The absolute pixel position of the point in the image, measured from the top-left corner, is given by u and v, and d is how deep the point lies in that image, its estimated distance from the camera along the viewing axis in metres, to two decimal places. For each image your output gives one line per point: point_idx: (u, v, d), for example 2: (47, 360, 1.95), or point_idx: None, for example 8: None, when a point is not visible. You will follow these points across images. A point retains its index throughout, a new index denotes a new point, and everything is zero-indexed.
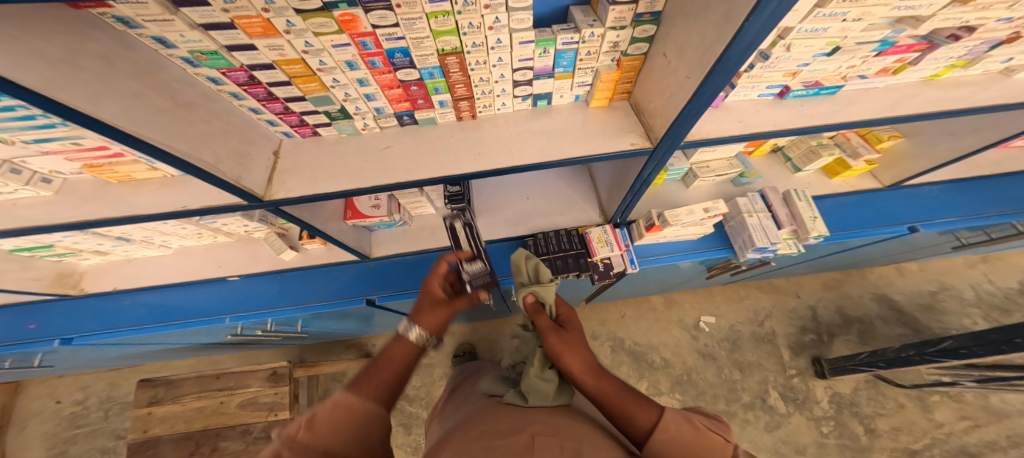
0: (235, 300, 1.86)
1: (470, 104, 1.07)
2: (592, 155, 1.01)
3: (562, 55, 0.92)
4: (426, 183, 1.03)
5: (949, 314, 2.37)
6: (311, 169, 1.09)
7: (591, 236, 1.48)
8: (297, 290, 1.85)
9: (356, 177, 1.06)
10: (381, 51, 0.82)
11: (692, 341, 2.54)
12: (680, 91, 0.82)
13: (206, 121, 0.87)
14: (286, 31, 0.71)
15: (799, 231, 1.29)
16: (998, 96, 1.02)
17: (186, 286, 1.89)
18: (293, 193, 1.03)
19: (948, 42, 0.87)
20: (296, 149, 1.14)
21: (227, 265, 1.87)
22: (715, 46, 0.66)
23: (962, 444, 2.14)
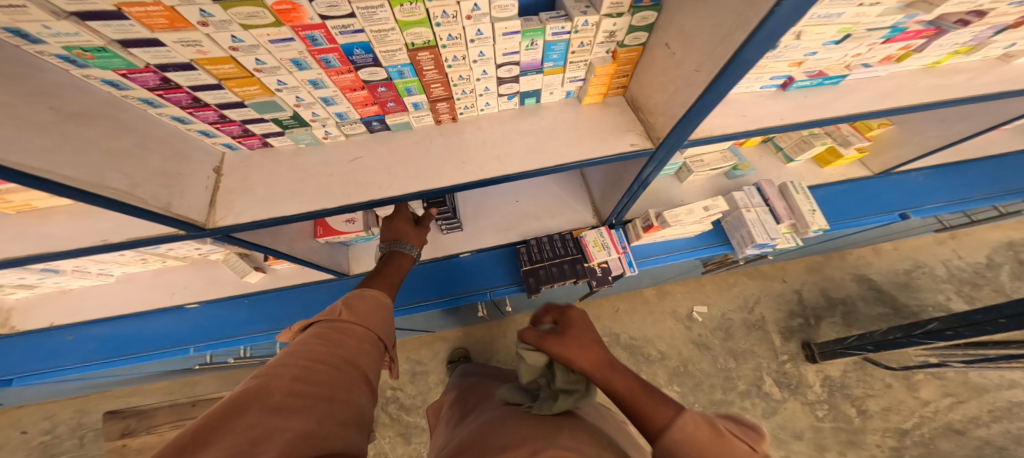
0: (197, 330, 1.62)
1: (450, 106, 0.94)
2: (587, 159, 0.89)
3: (552, 48, 0.80)
4: (403, 199, 0.89)
5: (924, 291, 2.34)
6: (265, 187, 0.92)
7: (586, 240, 1.38)
8: (270, 314, 1.61)
9: (320, 195, 0.89)
10: (334, 47, 0.69)
11: (686, 332, 2.51)
12: (687, 87, 0.69)
13: (114, 135, 0.71)
14: (200, 22, 0.58)
15: (798, 224, 1.19)
16: (998, 82, 0.97)
17: (139, 316, 1.63)
18: (244, 217, 0.86)
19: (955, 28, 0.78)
20: (246, 164, 0.98)
21: (181, 293, 1.61)
22: (733, 36, 0.55)
23: (948, 421, 2.23)
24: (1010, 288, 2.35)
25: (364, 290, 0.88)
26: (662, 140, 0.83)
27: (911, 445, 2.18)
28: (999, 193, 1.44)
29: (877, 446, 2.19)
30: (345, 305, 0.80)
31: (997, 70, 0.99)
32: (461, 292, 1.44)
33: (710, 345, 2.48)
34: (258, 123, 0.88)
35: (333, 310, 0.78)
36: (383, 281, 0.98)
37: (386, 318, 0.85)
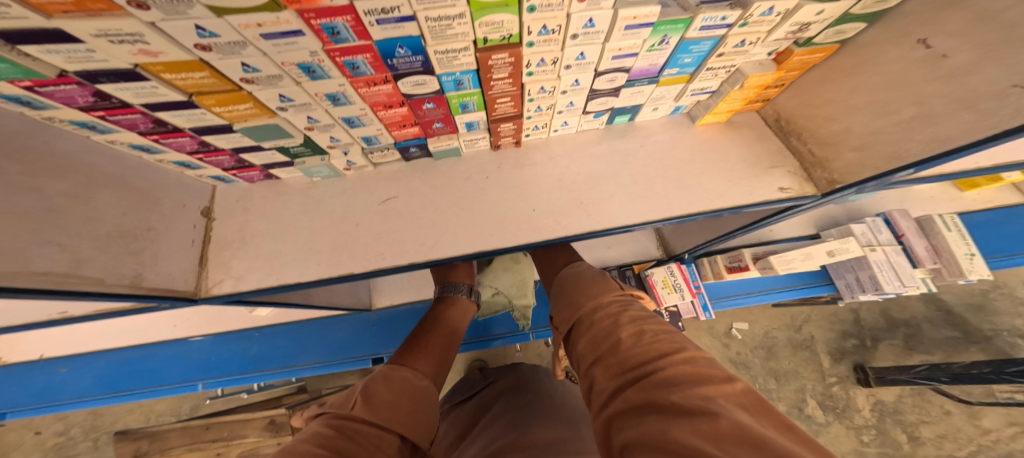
0: (205, 369, 1.04)
1: (516, 127, 0.67)
2: (718, 207, 0.64)
3: (687, 48, 0.52)
4: (457, 259, 0.65)
5: (1002, 315, 2.12)
6: (267, 235, 0.66)
7: (652, 280, 1.11)
8: (274, 352, 1.07)
9: (344, 256, 0.64)
10: (368, 42, 0.42)
11: (723, 350, 2.24)
12: (968, 113, 0.44)
13: (44, 179, 0.43)
14: (134, 2, 0.32)
15: (948, 269, 0.96)
16: None
17: (123, 345, 1.04)
18: (246, 283, 0.63)
19: None
20: (244, 204, 0.69)
21: (184, 325, 1.05)
22: None
23: (1007, 450, 2.07)
24: None
25: (393, 370, 0.67)
26: (837, 189, 0.61)
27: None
28: None
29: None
30: (364, 394, 0.59)
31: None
32: (491, 336, 1.30)
33: (749, 364, 2.22)
34: (256, 153, 0.61)
35: (348, 400, 0.58)
36: (424, 355, 0.76)
37: (419, 413, 0.61)
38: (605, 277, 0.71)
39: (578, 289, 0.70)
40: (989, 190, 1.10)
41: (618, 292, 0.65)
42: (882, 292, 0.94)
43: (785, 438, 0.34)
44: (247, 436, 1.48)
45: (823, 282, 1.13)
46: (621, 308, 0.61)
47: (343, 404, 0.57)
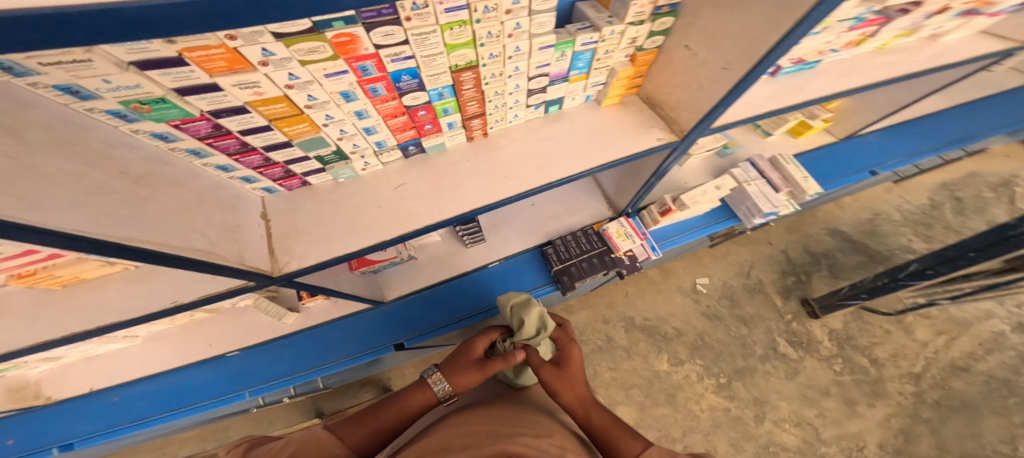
0: (247, 378, 1.41)
1: (482, 121, 0.95)
2: (626, 155, 0.98)
3: (579, 57, 0.87)
4: (455, 220, 0.89)
5: (889, 236, 2.78)
6: (317, 228, 0.84)
7: (609, 232, 1.50)
8: (311, 350, 1.45)
9: (377, 230, 0.85)
10: (383, 74, 0.65)
11: (694, 305, 2.68)
12: (716, 83, 0.80)
13: (177, 191, 0.64)
14: (260, 62, 0.51)
15: (795, 191, 1.39)
16: (957, 52, 1.05)
17: (174, 372, 1.38)
18: (308, 260, 0.79)
19: (899, 15, 0.86)
20: (290, 206, 0.87)
21: (218, 343, 1.34)
22: (765, 36, 0.63)
23: (949, 359, 2.54)
24: (955, 223, 2.82)
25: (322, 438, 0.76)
26: (686, 135, 0.96)
27: (927, 387, 2.45)
28: (945, 143, 1.55)
29: (900, 393, 2.43)
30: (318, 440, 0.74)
31: (930, 49, 1.05)
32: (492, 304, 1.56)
33: (720, 313, 2.67)
34: (300, 162, 0.79)
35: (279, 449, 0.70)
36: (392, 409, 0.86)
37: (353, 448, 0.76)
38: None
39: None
40: (814, 135, 1.59)
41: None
42: (763, 213, 1.37)
43: None
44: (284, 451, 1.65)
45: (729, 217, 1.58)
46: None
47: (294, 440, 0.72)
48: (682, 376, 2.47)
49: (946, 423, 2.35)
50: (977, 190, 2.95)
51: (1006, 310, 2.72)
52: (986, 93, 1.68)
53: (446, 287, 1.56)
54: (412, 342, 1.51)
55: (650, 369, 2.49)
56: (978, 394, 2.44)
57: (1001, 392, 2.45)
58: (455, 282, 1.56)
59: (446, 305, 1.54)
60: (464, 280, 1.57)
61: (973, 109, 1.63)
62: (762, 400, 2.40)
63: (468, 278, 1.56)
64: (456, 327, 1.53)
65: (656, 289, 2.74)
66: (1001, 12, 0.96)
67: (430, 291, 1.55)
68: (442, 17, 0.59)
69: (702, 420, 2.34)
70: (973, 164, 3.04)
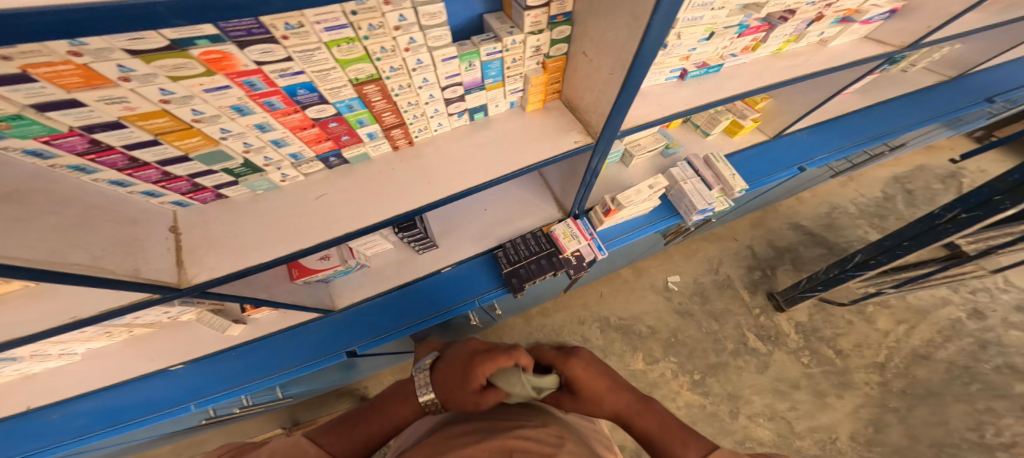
0: (194, 390, 1.39)
1: (404, 131, 0.97)
2: (541, 161, 1.03)
3: (488, 66, 0.91)
4: (378, 226, 0.92)
5: (846, 229, 2.87)
6: (230, 240, 0.85)
7: (556, 234, 1.53)
8: (262, 360, 1.44)
9: (297, 238, 0.87)
10: (276, 88, 0.64)
11: (667, 302, 2.73)
12: (608, 88, 0.85)
13: (59, 207, 0.61)
14: (121, 78, 0.49)
15: (726, 188, 1.47)
16: (845, 55, 1.15)
17: (116, 387, 1.35)
18: (219, 271, 0.79)
19: (780, 22, 0.99)
20: (201, 219, 0.87)
21: (162, 357, 1.31)
22: (629, 44, 0.71)
23: (911, 347, 2.62)
24: (907, 214, 2.90)
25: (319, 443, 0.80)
26: (599, 135, 1.02)
27: (892, 377, 2.52)
28: (868, 138, 1.64)
29: (866, 383, 2.49)
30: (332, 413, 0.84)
31: (822, 51, 1.14)
32: (446, 308, 1.57)
33: (691, 310, 2.72)
34: (208, 176, 0.77)
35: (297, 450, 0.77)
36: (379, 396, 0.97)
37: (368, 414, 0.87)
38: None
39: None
40: (748, 134, 1.66)
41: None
42: (698, 209, 1.43)
43: None
44: None
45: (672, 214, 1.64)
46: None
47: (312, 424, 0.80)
48: (657, 374, 2.49)
49: (913, 411, 2.41)
50: (927, 182, 3.03)
51: (960, 297, 2.83)
52: (907, 90, 1.78)
53: (400, 294, 1.56)
54: (365, 348, 1.52)
55: (626, 368, 2.50)
56: (942, 381, 2.51)
57: (964, 379, 2.52)
58: (411, 287, 1.57)
59: (401, 311, 1.55)
60: (419, 286, 1.58)
61: (893, 106, 1.73)
62: (736, 394, 2.43)
63: (422, 283, 1.57)
64: (412, 330, 1.56)
65: (627, 289, 2.79)
66: (872, 20, 1.08)
67: (384, 298, 1.55)
68: (323, 35, 0.59)
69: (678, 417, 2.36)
70: (921, 157, 3.14)
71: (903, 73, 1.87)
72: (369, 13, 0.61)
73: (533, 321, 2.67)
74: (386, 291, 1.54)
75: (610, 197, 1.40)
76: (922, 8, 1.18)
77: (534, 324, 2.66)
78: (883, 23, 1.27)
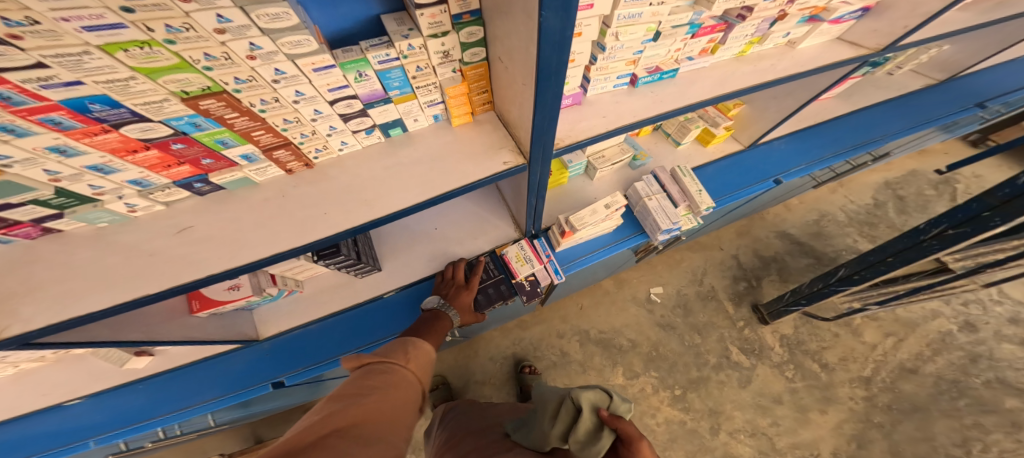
0: (94, 427, 1.26)
1: (293, 152, 0.85)
2: (465, 186, 0.89)
3: (386, 75, 0.77)
4: (258, 265, 0.80)
5: (834, 237, 2.73)
6: (65, 282, 0.74)
7: (509, 257, 1.39)
8: (172, 394, 1.31)
9: (136, 283, 0.75)
10: (52, 102, 0.51)
11: (649, 315, 2.59)
12: (524, 100, 0.71)
13: None
14: None
15: (692, 205, 1.33)
16: (820, 58, 1.00)
17: (6, 424, 1.23)
18: (34, 323, 0.68)
19: (739, 21, 0.84)
20: (29, 258, 0.76)
21: (54, 392, 1.17)
22: (530, 48, 0.57)
23: (898, 361, 2.50)
24: (898, 222, 2.75)
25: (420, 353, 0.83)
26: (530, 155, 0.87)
27: (878, 391, 2.39)
28: (848, 148, 1.50)
29: (850, 398, 2.36)
30: (377, 369, 0.73)
31: (790, 55, 0.99)
32: (385, 336, 1.41)
33: (673, 323, 2.58)
34: (15, 210, 0.65)
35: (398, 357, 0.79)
36: (422, 351, 0.84)
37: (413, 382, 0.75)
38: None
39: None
40: (722, 143, 1.50)
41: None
42: (662, 229, 1.28)
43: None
44: None
45: (638, 233, 1.50)
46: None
47: (354, 379, 0.69)
48: (637, 390, 2.33)
49: (898, 427, 2.27)
50: (919, 188, 2.89)
51: (952, 309, 2.71)
52: (891, 95, 1.63)
53: (334, 322, 1.40)
54: (295, 378, 1.37)
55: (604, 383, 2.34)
56: (928, 396, 2.39)
57: (952, 394, 2.40)
58: (347, 314, 1.41)
59: (331, 340, 1.39)
60: (356, 312, 1.42)
61: (879, 112, 1.59)
62: (717, 410, 2.29)
63: (360, 310, 1.42)
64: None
65: (606, 301, 2.65)
66: (842, 19, 0.93)
67: (318, 326, 1.40)
68: (86, 37, 0.45)
69: (658, 435, 2.21)
70: (914, 162, 3.00)
71: (890, 76, 1.73)
72: (163, 13, 0.47)
73: (511, 334, 2.51)
74: (319, 318, 1.39)
75: (562, 218, 1.28)
76: (896, 6, 1.04)
77: (510, 337, 2.50)
78: (856, 23, 1.13)
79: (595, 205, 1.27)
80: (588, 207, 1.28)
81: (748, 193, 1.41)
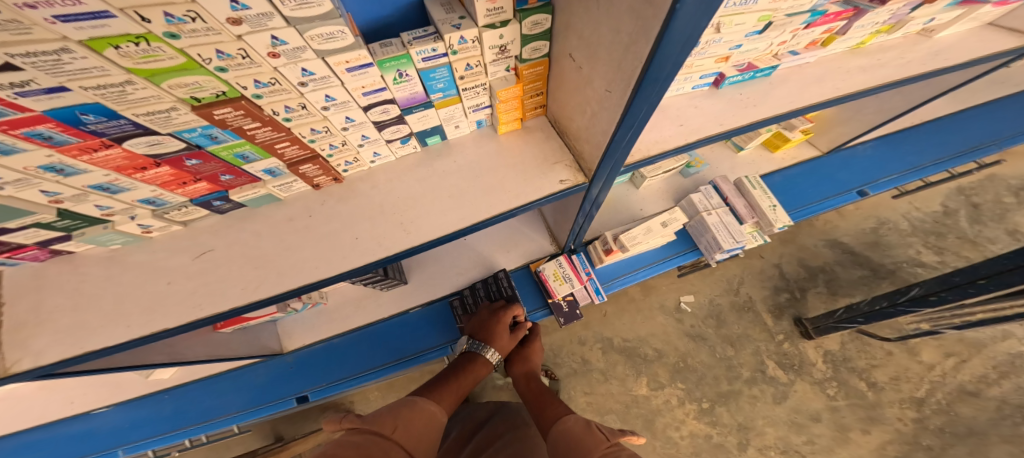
0: (121, 434, 1.22)
1: (321, 167, 0.73)
2: (522, 205, 0.75)
3: (430, 75, 0.64)
4: (292, 294, 0.70)
5: (894, 248, 2.44)
6: (71, 312, 0.65)
7: (545, 274, 1.25)
8: (196, 403, 1.25)
9: (156, 314, 0.66)
10: (35, 113, 0.40)
11: (678, 325, 2.28)
12: (605, 110, 0.57)
13: None
14: None
15: (762, 222, 1.16)
16: (958, 51, 0.80)
17: (25, 431, 1.18)
18: (41, 360, 0.60)
19: (874, 6, 0.65)
20: (36, 282, 0.67)
21: (82, 400, 1.17)
22: (636, 40, 0.43)
23: (958, 383, 2.11)
24: (970, 233, 2.48)
25: (414, 416, 0.71)
26: (594, 172, 0.73)
27: (931, 413, 2.05)
28: (951, 156, 1.30)
29: (898, 419, 2.04)
30: (353, 441, 0.59)
31: (923, 46, 0.82)
32: (416, 353, 1.31)
33: (705, 335, 2.26)
34: (14, 234, 0.56)
35: (384, 423, 0.66)
36: (419, 413, 0.72)
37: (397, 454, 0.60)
38: (594, 430, 0.76)
39: (571, 449, 0.73)
40: (794, 147, 1.32)
41: (607, 445, 0.71)
42: (723, 249, 1.12)
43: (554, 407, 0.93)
44: None
45: (692, 249, 1.34)
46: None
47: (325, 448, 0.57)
48: (662, 402, 2.10)
49: (948, 451, 1.98)
50: (996, 195, 2.58)
51: None
52: (1000, 94, 1.39)
53: (361, 336, 1.31)
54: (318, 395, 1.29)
55: (627, 393, 2.12)
56: (987, 420, 2.03)
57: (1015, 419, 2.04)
58: (375, 328, 1.32)
59: (357, 356, 1.29)
60: (384, 326, 1.32)
61: (984, 114, 1.37)
62: (747, 425, 2.04)
63: (388, 324, 1.32)
64: (376, 376, 1.29)
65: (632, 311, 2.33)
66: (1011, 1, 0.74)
67: (344, 339, 1.31)
68: (63, 29, 0.33)
69: (681, 449, 2.01)
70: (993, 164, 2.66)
71: None
72: None
73: None
74: (346, 332, 1.30)
75: (607, 233, 1.15)
76: None
77: None
78: None
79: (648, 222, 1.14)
80: (640, 225, 1.14)
81: (827, 206, 1.23)
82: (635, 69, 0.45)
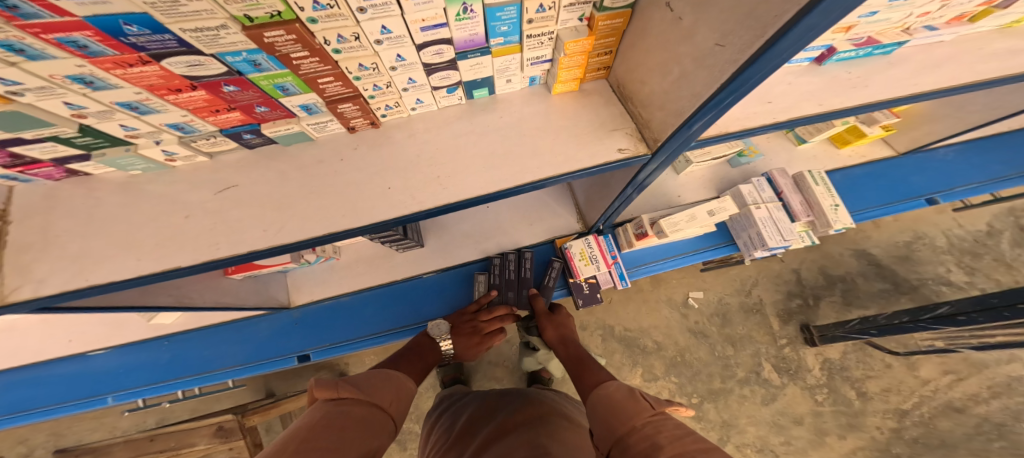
0: (116, 380, 1.26)
1: (361, 108, 0.67)
2: (568, 173, 0.69)
3: (496, 15, 0.55)
4: (312, 243, 0.66)
5: (924, 264, 2.33)
6: (82, 238, 0.62)
7: (571, 252, 1.21)
8: (199, 352, 1.29)
9: (167, 251, 0.62)
10: (76, 19, 0.33)
11: (682, 320, 2.25)
12: (703, 69, 0.49)
13: None
14: None
15: (817, 222, 1.09)
16: None
17: (33, 364, 1.26)
18: (49, 286, 0.58)
19: None
20: (48, 204, 0.64)
21: (80, 339, 1.25)
22: None
23: (947, 399, 2.07)
24: (1009, 256, 2.36)
25: (396, 386, 0.78)
26: (660, 144, 0.66)
27: (909, 424, 2.03)
28: None
29: (877, 427, 2.04)
30: (351, 410, 0.63)
31: None
32: (422, 321, 1.29)
33: (706, 332, 2.25)
34: (30, 147, 0.52)
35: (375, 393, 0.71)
36: (400, 387, 0.79)
37: (388, 424, 0.68)
38: (636, 398, 0.81)
39: (614, 415, 0.80)
40: (864, 145, 1.22)
41: (650, 413, 0.75)
42: (766, 246, 1.06)
43: (596, 376, 0.98)
44: (196, 444, 1.51)
45: (727, 243, 1.28)
46: (655, 432, 0.70)
47: (322, 417, 0.60)
48: (654, 393, 2.13)
49: None
50: None
51: None
52: None
53: (364, 298, 1.30)
54: (320, 354, 1.30)
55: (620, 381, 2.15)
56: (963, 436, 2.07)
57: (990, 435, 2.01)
58: (381, 291, 1.31)
59: (359, 321, 1.29)
60: (388, 292, 1.31)
61: None
62: (731, 423, 2.08)
63: (394, 289, 1.30)
64: (389, 340, 1.29)
65: (644, 299, 2.30)
66: None
67: (351, 298, 1.31)
68: None
69: None
70: None
71: None
72: None
73: None
74: (354, 292, 1.30)
75: (643, 217, 1.11)
76: None
77: None
78: None
79: (686, 211, 1.07)
80: (683, 211, 1.08)
81: (891, 211, 1.14)
82: (783, 14, 0.35)
